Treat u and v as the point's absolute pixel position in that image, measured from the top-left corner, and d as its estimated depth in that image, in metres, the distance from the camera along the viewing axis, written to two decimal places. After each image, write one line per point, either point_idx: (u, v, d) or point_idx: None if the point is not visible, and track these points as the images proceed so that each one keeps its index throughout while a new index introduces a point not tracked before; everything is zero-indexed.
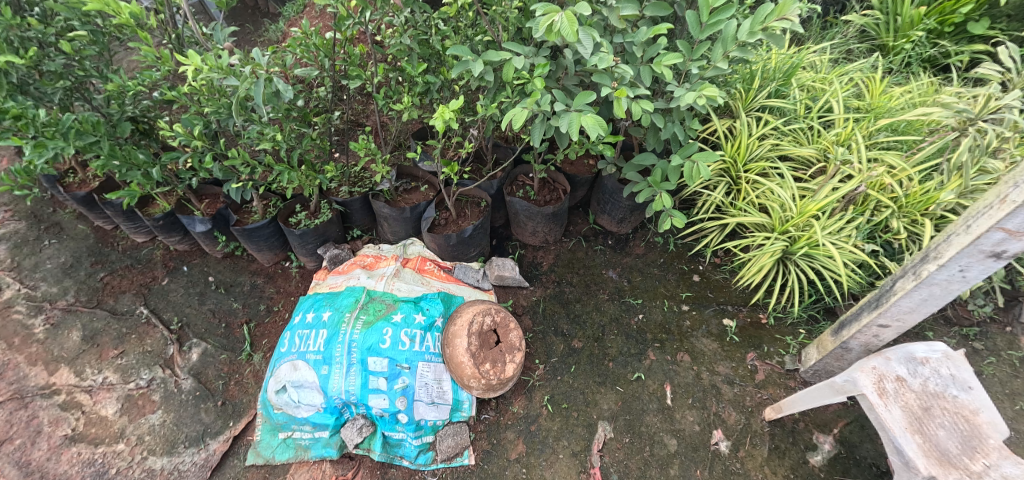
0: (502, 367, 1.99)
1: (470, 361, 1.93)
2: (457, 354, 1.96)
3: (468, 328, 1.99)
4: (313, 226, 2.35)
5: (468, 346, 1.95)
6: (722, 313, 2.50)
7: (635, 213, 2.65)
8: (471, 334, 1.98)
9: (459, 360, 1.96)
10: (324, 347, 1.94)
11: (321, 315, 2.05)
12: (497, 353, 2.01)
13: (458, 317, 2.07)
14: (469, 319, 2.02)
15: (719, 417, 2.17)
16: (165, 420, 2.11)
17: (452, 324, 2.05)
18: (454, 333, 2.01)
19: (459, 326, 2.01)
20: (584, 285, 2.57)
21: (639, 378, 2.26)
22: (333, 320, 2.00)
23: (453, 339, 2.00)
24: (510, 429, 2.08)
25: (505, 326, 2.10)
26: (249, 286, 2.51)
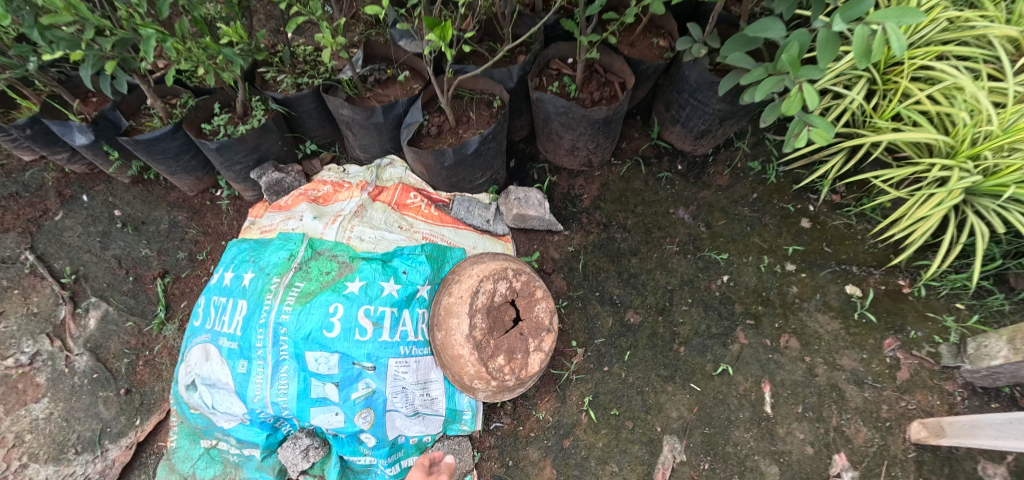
0: (523, 362, 1.26)
1: (472, 355, 1.20)
2: (451, 344, 1.22)
3: (469, 302, 1.23)
4: (238, 137, 1.52)
5: (468, 331, 1.20)
6: (843, 276, 1.70)
7: (726, 124, 1.74)
8: (474, 313, 1.22)
9: (456, 353, 1.22)
10: (241, 330, 1.20)
11: (241, 276, 1.29)
12: (517, 339, 1.27)
13: (454, 283, 1.31)
14: (470, 286, 1.25)
15: (841, 434, 1.47)
16: (51, 412, 1.51)
17: (444, 294, 1.29)
18: (447, 308, 1.26)
19: (455, 298, 1.25)
20: (643, 230, 1.74)
21: (724, 373, 1.52)
22: (254, 286, 1.24)
23: (445, 319, 1.25)
24: (532, 445, 1.43)
25: (529, 296, 1.31)
26: (167, 225, 1.78)
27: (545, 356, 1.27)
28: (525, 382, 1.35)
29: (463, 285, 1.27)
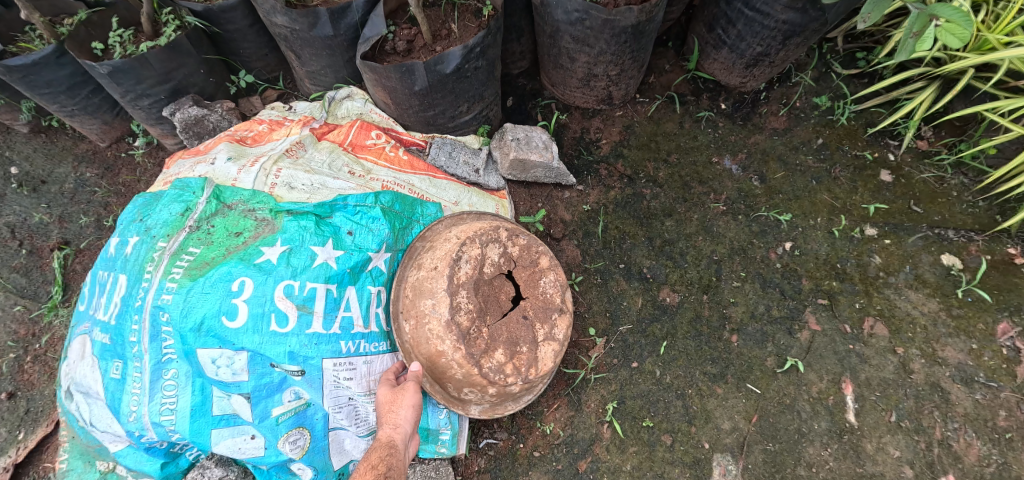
0: (532, 356, 0.89)
1: (457, 351, 0.81)
2: (424, 338, 0.84)
3: (447, 276, 0.84)
4: (138, 55, 1.13)
5: (448, 317, 0.82)
6: (940, 243, 1.29)
7: (792, 43, 1.32)
8: (456, 291, 0.83)
9: (433, 351, 0.84)
10: (114, 319, 0.83)
11: (125, 242, 0.91)
12: (519, 325, 0.89)
13: (423, 253, 0.93)
14: (446, 254, 0.87)
15: (951, 451, 1.09)
16: None
17: (411, 269, 0.92)
18: (417, 285, 0.88)
19: (427, 271, 0.87)
20: (678, 185, 1.35)
21: (790, 370, 1.15)
22: (134, 255, 0.86)
23: (413, 304, 0.88)
24: (535, 468, 1.08)
25: (531, 266, 0.94)
26: (73, 184, 1.41)
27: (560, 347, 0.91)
28: (537, 388, 1.02)
29: (436, 253, 0.89)
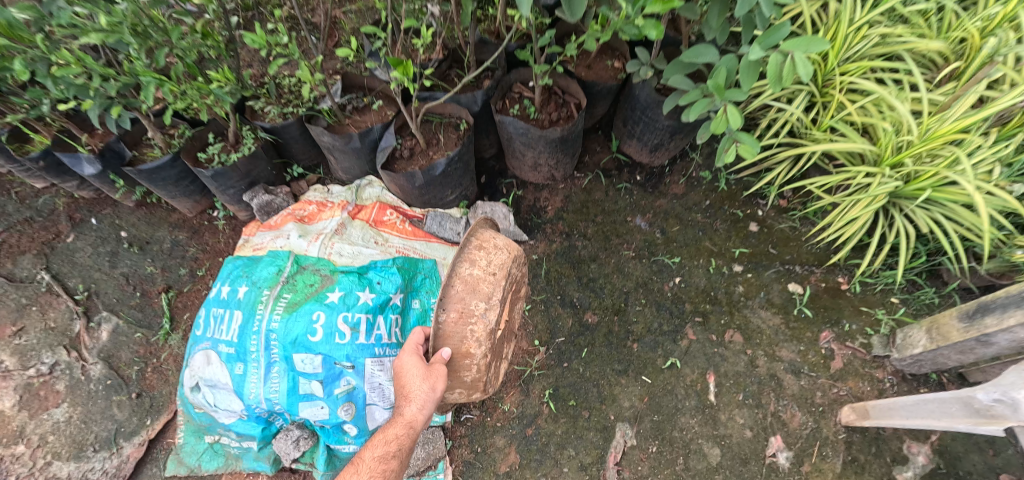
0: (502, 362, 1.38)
1: (484, 357, 1.23)
2: (465, 337, 1.19)
3: (498, 288, 1.24)
4: (230, 164, 1.70)
5: (492, 327, 1.21)
6: (787, 275, 1.85)
7: (676, 138, 1.90)
8: (496, 303, 1.23)
9: (464, 350, 1.20)
10: (237, 337, 1.39)
11: (236, 290, 1.48)
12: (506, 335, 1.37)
13: (473, 250, 1.25)
14: (499, 266, 1.26)
15: (778, 419, 1.62)
16: (71, 416, 1.70)
17: (467, 264, 1.23)
18: (472, 283, 1.21)
19: (482, 275, 1.23)
20: (602, 237, 1.93)
21: (672, 366, 1.70)
22: (247, 298, 1.43)
23: (466, 295, 1.20)
24: (498, 433, 1.60)
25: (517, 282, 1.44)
26: (169, 245, 1.95)
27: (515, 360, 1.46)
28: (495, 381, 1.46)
29: (491, 258, 1.26)
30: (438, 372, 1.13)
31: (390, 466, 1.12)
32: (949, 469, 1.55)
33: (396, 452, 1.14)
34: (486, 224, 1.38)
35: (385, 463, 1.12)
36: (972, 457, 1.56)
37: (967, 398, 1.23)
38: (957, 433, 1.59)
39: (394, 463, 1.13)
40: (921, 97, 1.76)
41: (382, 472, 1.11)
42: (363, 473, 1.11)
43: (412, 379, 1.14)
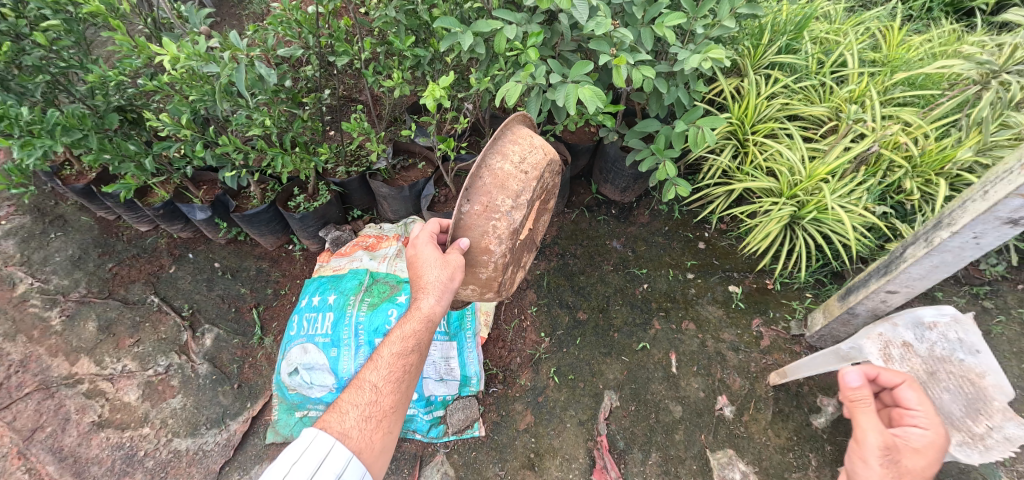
0: (518, 257, 1.66)
1: (500, 254, 1.48)
2: (486, 231, 1.44)
3: (526, 187, 1.45)
4: (313, 209, 2.32)
5: (513, 224, 1.44)
6: (728, 280, 2.46)
7: (639, 182, 2.58)
8: (521, 203, 1.45)
9: (484, 245, 1.46)
10: (332, 329, 2.04)
11: (326, 298, 2.14)
12: (524, 235, 1.62)
13: (507, 148, 1.47)
14: (530, 166, 1.47)
15: (723, 383, 2.17)
16: (185, 403, 2.15)
17: (499, 159, 1.44)
18: (501, 180, 1.42)
19: (511, 172, 1.44)
20: (588, 256, 2.56)
21: (644, 348, 2.28)
22: (338, 303, 2.11)
23: (494, 190, 1.42)
24: (517, 400, 2.16)
25: (549, 183, 1.67)
26: (256, 271, 2.53)
27: (527, 261, 1.71)
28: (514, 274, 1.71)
29: (523, 158, 1.47)
30: (455, 263, 1.41)
31: (409, 359, 1.38)
32: None
33: (414, 345, 1.38)
34: (520, 125, 1.56)
35: (403, 358, 1.37)
36: None
37: (836, 350, 1.85)
38: None
39: (411, 357, 1.37)
40: (810, 147, 2.38)
41: (402, 364, 1.36)
42: (384, 367, 1.35)
43: (430, 272, 1.39)
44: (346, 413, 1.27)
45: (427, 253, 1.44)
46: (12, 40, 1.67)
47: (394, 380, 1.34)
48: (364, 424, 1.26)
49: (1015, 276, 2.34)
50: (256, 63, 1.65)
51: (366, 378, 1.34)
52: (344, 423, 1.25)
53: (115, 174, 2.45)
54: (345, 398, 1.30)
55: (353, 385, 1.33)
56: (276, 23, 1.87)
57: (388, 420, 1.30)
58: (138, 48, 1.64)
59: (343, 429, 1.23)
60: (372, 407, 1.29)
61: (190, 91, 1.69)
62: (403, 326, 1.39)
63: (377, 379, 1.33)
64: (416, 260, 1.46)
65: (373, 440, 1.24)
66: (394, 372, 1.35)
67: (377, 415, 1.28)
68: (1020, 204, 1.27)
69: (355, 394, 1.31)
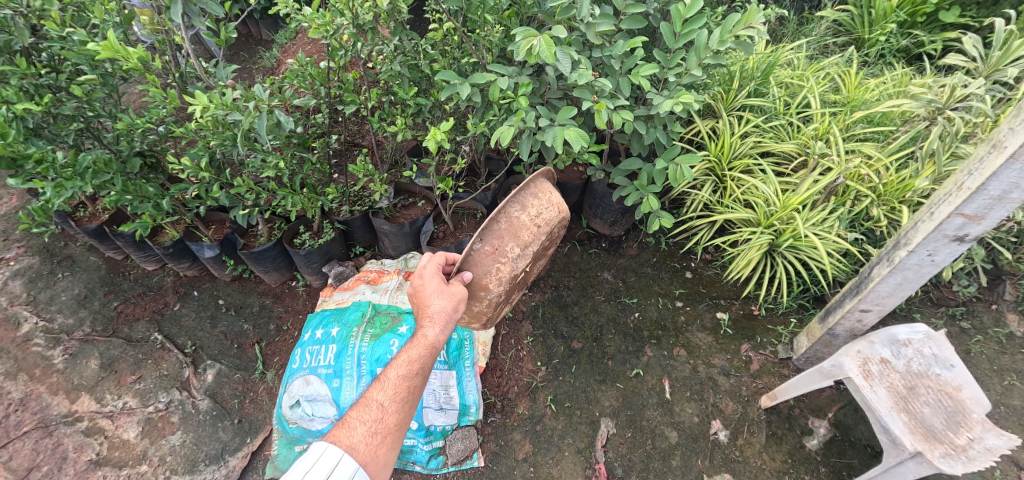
0: (507, 303, 1.79)
1: (497, 294, 1.59)
2: (490, 271, 1.55)
3: (534, 239, 1.59)
4: (318, 246, 2.43)
5: (515, 270, 1.57)
6: (715, 307, 2.56)
7: (627, 216, 2.73)
8: (527, 253, 1.58)
9: (484, 283, 1.56)
10: (335, 360, 2.10)
11: (330, 330, 2.22)
12: (521, 282, 1.76)
13: (528, 200, 1.60)
14: (543, 221, 1.61)
15: (716, 407, 2.21)
16: (184, 440, 2.15)
17: (519, 208, 1.57)
18: (516, 227, 1.56)
19: (527, 223, 1.57)
20: (581, 287, 2.67)
21: (638, 374, 2.34)
22: (341, 335, 2.19)
23: (506, 235, 1.55)
24: (516, 430, 2.18)
25: (553, 238, 1.81)
26: (259, 307, 2.60)
27: (512, 307, 1.83)
28: (500, 316, 1.83)
29: (539, 212, 1.61)
30: (458, 294, 1.47)
31: (414, 381, 1.42)
32: (843, 436, 2.10)
33: (419, 369, 1.42)
34: (543, 181, 1.70)
35: (408, 380, 1.41)
36: (858, 427, 2.13)
37: (819, 368, 1.87)
38: (846, 409, 2.17)
39: (415, 379, 1.42)
40: (783, 181, 2.55)
41: (406, 386, 1.40)
42: (390, 388, 1.39)
43: (436, 302, 1.44)
44: (354, 428, 1.31)
45: (433, 284, 1.47)
46: (52, 93, 1.85)
47: (399, 400, 1.38)
48: (370, 439, 1.30)
49: (988, 296, 2.45)
50: (275, 111, 1.84)
51: (373, 397, 1.37)
52: (351, 437, 1.29)
53: (128, 215, 2.57)
54: (353, 414, 1.34)
55: (361, 404, 1.37)
56: (292, 76, 2.08)
57: (392, 437, 1.34)
58: (169, 99, 1.84)
59: (351, 442, 1.27)
60: (378, 423, 1.33)
61: (212, 137, 1.87)
62: (409, 350, 1.44)
63: (384, 399, 1.37)
64: (420, 290, 1.49)
65: (378, 455, 1.28)
66: (399, 393, 1.38)
67: (382, 431, 1.32)
68: (963, 223, 1.42)
69: (362, 411, 1.35)
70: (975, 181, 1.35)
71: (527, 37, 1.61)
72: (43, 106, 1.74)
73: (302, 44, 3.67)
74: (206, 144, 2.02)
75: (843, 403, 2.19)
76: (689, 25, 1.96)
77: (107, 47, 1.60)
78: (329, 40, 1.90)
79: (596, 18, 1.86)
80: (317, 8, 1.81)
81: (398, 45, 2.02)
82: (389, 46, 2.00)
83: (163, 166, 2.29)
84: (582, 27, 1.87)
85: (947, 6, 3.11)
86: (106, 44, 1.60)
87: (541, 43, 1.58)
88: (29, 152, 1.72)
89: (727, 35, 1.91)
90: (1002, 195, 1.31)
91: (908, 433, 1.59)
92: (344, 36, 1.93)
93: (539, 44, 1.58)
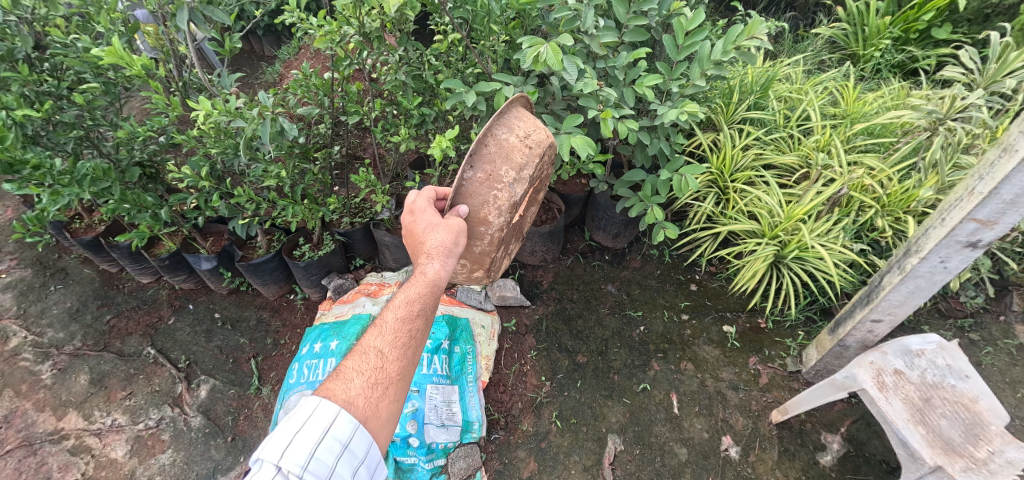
0: (505, 247, 1.70)
1: (498, 227, 1.48)
2: (487, 201, 1.44)
3: (529, 161, 1.46)
4: (317, 257, 2.39)
5: (514, 197, 1.45)
6: (722, 320, 2.52)
7: (630, 227, 2.72)
8: (523, 178, 1.45)
9: (482, 216, 1.45)
10: None
11: (329, 344, 2.16)
12: (518, 222, 1.67)
13: (514, 122, 1.48)
14: (535, 142, 1.48)
15: (726, 423, 2.15)
16: (175, 459, 2.06)
17: (505, 130, 1.46)
18: (506, 150, 1.44)
19: (517, 144, 1.45)
20: (585, 301, 2.63)
21: (644, 389, 2.28)
22: (340, 348, 2.14)
23: (498, 160, 1.43)
24: (520, 447, 2.12)
25: (547, 173, 1.72)
26: (256, 321, 2.54)
27: (507, 254, 1.75)
28: (500, 263, 1.74)
29: (528, 133, 1.48)
30: (456, 226, 1.39)
31: (414, 324, 1.28)
32: (858, 451, 2.04)
33: (420, 309, 1.29)
34: (522, 107, 1.59)
35: (408, 322, 1.27)
36: (872, 442, 2.07)
37: (832, 380, 1.82)
38: (858, 424, 2.11)
39: (417, 321, 1.28)
40: (786, 192, 2.55)
41: (407, 330, 1.26)
42: (389, 333, 1.25)
43: (433, 236, 1.36)
44: (351, 381, 1.18)
45: (426, 220, 1.41)
46: (53, 101, 1.84)
47: (399, 346, 1.24)
48: (370, 392, 1.17)
49: (996, 307, 2.42)
50: (279, 118, 1.83)
51: (370, 344, 1.23)
52: (348, 391, 1.16)
53: (125, 226, 2.53)
54: (349, 365, 1.20)
55: (357, 352, 1.22)
56: (296, 86, 2.08)
57: (395, 388, 1.20)
58: (172, 106, 1.82)
59: (349, 397, 1.15)
60: (377, 373, 1.19)
61: (214, 145, 1.85)
62: (407, 289, 1.31)
63: (382, 345, 1.23)
64: (415, 227, 1.43)
65: (380, 409, 1.17)
66: (399, 338, 1.25)
67: (383, 381, 1.19)
68: (975, 228, 1.41)
69: (359, 360, 1.20)
70: (987, 186, 1.34)
71: (533, 45, 1.62)
72: (43, 113, 1.72)
73: (306, 58, 3.71)
74: (206, 153, 2.01)
75: (855, 417, 2.14)
76: (692, 37, 1.97)
77: (111, 53, 1.59)
78: (333, 50, 1.90)
79: (600, 30, 1.88)
80: (323, 17, 1.81)
81: (403, 55, 2.02)
82: (394, 56, 2.01)
83: (163, 176, 2.27)
84: (586, 39, 1.88)
85: (939, 22, 3.19)
86: (110, 49, 1.59)
87: (548, 50, 1.59)
88: (27, 158, 1.69)
89: (730, 45, 1.91)
90: (1015, 199, 1.30)
91: (927, 447, 1.53)
92: (349, 45, 1.93)
93: (546, 52, 1.59)
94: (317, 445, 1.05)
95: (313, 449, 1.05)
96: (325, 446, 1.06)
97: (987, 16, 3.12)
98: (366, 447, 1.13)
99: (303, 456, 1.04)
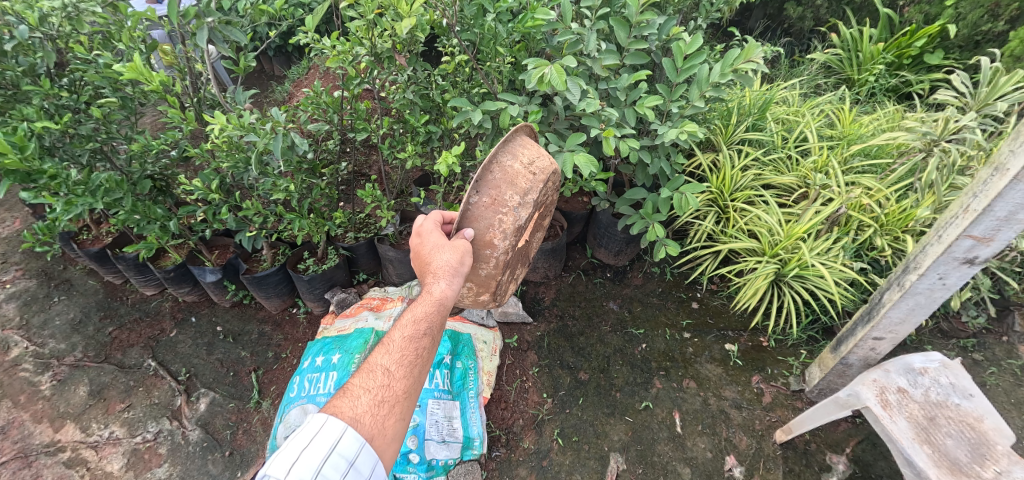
0: (509, 273, 1.72)
1: (503, 250, 1.50)
2: (491, 225, 1.47)
3: (533, 187, 1.50)
4: (321, 271, 2.41)
5: (518, 221, 1.48)
6: (723, 338, 2.52)
7: (631, 245, 2.74)
8: (527, 202, 1.49)
9: (488, 239, 1.48)
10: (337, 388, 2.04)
11: (331, 358, 2.16)
12: (522, 248, 1.71)
13: (518, 149, 1.53)
14: (539, 168, 1.52)
15: (730, 442, 2.13)
16: (171, 473, 2.03)
17: (510, 157, 1.50)
18: (511, 176, 1.48)
19: (521, 170, 1.49)
20: (586, 318, 2.64)
21: (647, 407, 2.26)
22: (342, 362, 2.13)
23: (503, 185, 1.47)
24: (521, 465, 2.09)
25: (549, 202, 1.77)
26: (258, 334, 2.54)
27: (511, 279, 1.76)
28: (504, 288, 1.76)
29: (532, 160, 1.53)
30: (462, 247, 1.42)
31: (421, 343, 1.29)
32: (863, 472, 2.00)
33: (426, 329, 1.30)
34: (527, 135, 1.64)
35: (415, 341, 1.28)
36: (878, 463, 2.04)
37: (835, 398, 1.81)
38: (864, 445, 2.09)
39: (423, 340, 1.29)
40: (786, 211, 2.59)
41: (414, 348, 1.27)
42: (396, 351, 1.26)
43: (439, 257, 1.39)
44: (358, 398, 1.18)
45: (432, 241, 1.44)
46: (72, 114, 1.91)
47: (407, 364, 1.25)
48: (376, 410, 1.17)
49: (998, 327, 2.43)
50: (291, 133, 1.89)
51: (377, 362, 1.24)
52: (355, 408, 1.16)
53: (133, 237, 2.56)
54: (356, 382, 1.21)
55: (364, 369, 1.23)
56: (307, 104, 2.14)
57: (400, 406, 1.21)
58: (187, 120, 1.88)
59: (355, 414, 1.15)
60: (384, 391, 1.20)
61: (226, 158, 1.92)
62: (414, 308, 1.33)
63: (389, 363, 1.24)
64: (422, 249, 1.46)
65: (386, 427, 1.17)
66: (405, 356, 1.26)
67: (389, 400, 1.20)
68: (972, 245, 1.44)
69: (366, 377, 1.21)
70: (982, 204, 1.37)
71: (538, 67, 1.69)
72: (61, 125, 1.77)
73: (316, 77, 3.83)
74: (217, 168, 2.06)
75: (860, 438, 2.11)
76: (690, 60, 2.03)
77: (132, 69, 1.65)
78: (346, 69, 1.98)
79: (602, 53, 1.96)
80: (336, 38, 1.87)
81: (411, 75, 2.11)
82: (403, 76, 2.10)
83: (172, 189, 2.31)
84: (589, 61, 1.96)
85: (931, 49, 3.29)
86: (132, 66, 1.64)
87: (552, 71, 1.64)
88: (45, 168, 1.74)
89: (728, 68, 1.98)
90: (1009, 216, 1.33)
91: (934, 467, 1.52)
92: (361, 65, 2.00)
93: (550, 73, 1.65)
94: (323, 462, 1.06)
95: (319, 466, 1.05)
96: (332, 462, 1.06)
97: (977, 42, 3.21)
98: (371, 465, 1.12)
99: (309, 473, 1.05)
